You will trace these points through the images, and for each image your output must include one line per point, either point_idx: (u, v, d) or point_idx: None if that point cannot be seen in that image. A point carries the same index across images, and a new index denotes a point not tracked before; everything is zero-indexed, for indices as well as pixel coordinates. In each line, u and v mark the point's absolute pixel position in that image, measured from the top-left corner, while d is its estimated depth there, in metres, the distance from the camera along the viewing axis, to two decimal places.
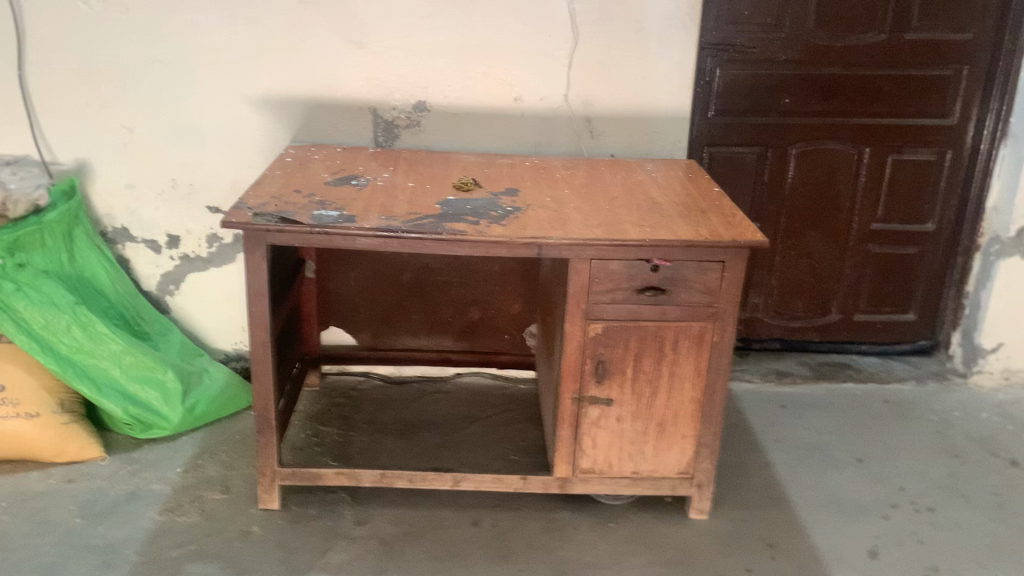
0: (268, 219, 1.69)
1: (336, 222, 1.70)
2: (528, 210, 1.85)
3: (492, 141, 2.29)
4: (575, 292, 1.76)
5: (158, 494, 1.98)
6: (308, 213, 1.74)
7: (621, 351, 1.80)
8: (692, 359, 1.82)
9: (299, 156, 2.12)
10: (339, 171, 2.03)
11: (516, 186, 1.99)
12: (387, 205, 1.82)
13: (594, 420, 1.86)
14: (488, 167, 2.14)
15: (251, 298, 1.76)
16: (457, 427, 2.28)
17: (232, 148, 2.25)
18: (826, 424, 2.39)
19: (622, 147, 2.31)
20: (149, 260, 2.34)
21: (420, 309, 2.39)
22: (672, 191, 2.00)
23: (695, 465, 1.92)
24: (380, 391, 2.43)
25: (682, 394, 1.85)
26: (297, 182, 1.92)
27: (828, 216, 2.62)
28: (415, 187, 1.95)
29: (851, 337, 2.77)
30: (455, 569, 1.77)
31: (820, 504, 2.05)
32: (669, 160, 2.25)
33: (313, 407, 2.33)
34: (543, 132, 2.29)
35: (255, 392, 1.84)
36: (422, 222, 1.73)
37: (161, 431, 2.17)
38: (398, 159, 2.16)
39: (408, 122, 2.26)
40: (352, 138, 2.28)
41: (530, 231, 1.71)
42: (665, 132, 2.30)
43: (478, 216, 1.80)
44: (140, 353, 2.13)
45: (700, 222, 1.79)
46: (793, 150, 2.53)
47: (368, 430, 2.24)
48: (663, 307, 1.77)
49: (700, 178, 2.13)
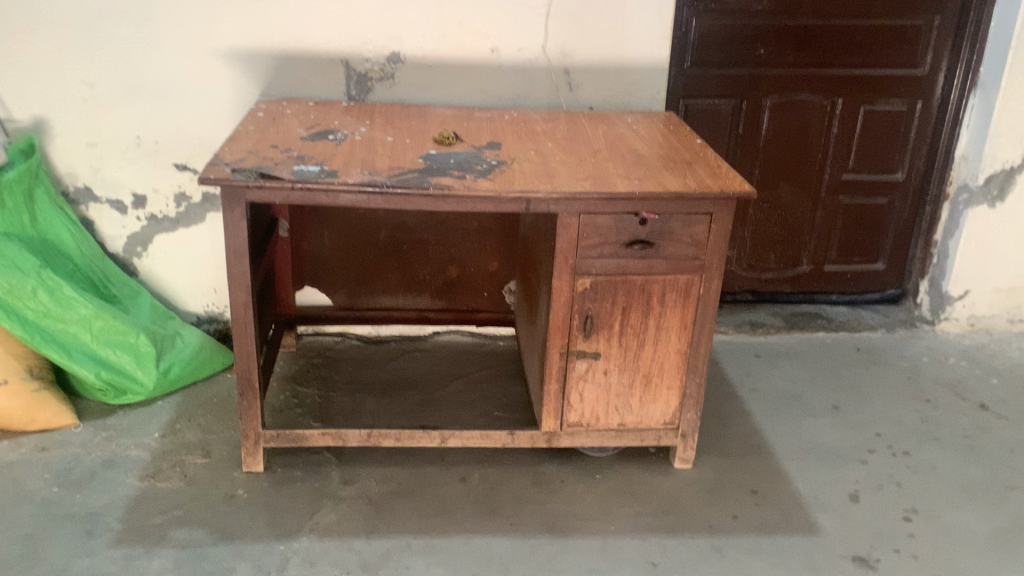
0: (247, 175, 1.64)
1: (319, 178, 1.65)
2: (513, 164, 1.82)
3: (468, 94, 2.24)
4: (562, 248, 1.75)
5: (136, 460, 1.94)
6: (288, 168, 1.69)
7: (609, 305, 1.80)
8: (678, 312, 1.83)
9: (270, 111, 2.05)
10: (314, 125, 1.97)
11: (497, 139, 1.96)
12: (369, 159, 1.78)
13: (581, 373, 1.86)
14: (466, 120, 2.10)
15: (232, 259, 1.71)
16: (438, 385, 2.27)
17: (198, 103, 2.17)
18: (802, 373, 2.42)
19: (600, 99, 2.28)
20: (115, 222, 2.27)
21: (396, 267, 2.36)
22: (655, 143, 1.99)
23: (680, 416, 1.93)
24: (357, 351, 2.40)
25: (668, 346, 1.85)
26: (272, 137, 1.86)
27: (800, 168, 2.63)
28: (395, 141, 1.91)
29: (821, 287, 2.81)
30: (446, 526, 1.77)
31: (799, 451, 2.08)
32: (648, 112, 2.23)
33: (290, 369, 2.30)
34: (519, 85, 2.25)
35: (237, 354, 1.80)
36: (407, 176, 1.69)
37: (135, 396, 2.11)
38: (373, 113, 2.10)
39: (381, 74, 2.20)
40: (323, 92, 2.21)
41: (517, 185, 1.69)
42: (643, 83, 2.28)
43: (463, 170, 1.76)
44: (112, 317, 2.06)
45: (687, 174, 1.79)
46: (767, 102, 2.54)
47: (349, 390, 2.22)
48: (650, 260, 1.78)
49: (681, 129, 2.12)
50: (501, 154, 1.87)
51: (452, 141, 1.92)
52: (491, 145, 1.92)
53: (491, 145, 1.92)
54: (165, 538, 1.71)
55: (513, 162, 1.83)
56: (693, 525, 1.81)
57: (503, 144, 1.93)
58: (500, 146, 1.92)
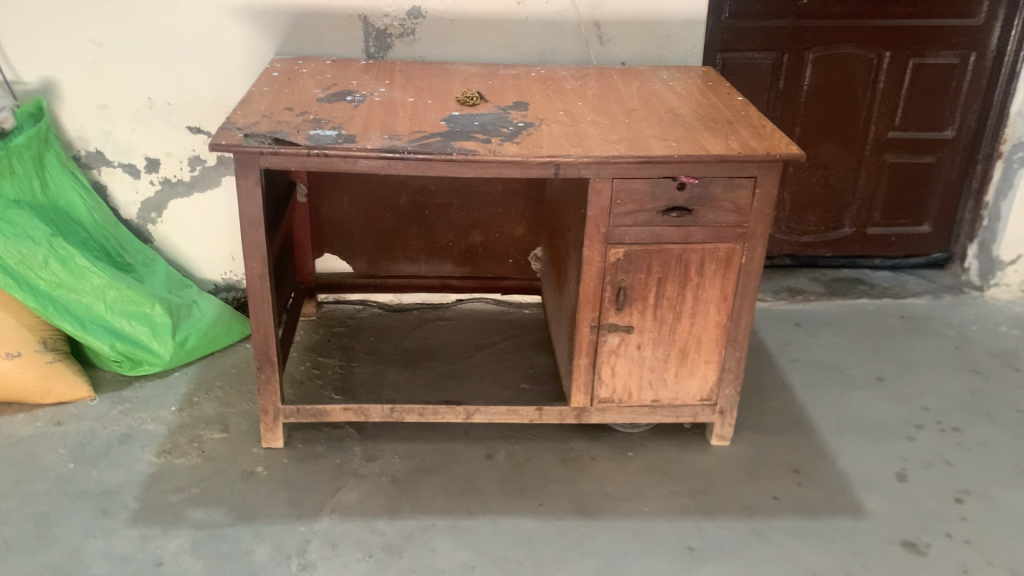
0: (261, 140, 1.55)
1: (335, 143, 1.56)
2: (541, 126, 1.71)
3: (493, 50, 2.12)
4: (594, 216, 1.65)
5: (153, 435, 1.88)
6: (304, 132, 1.59)
7: (643, 277, 1.71)
8: (718, 282, 1.73)
9: (285, 71, 1.95)
10: (331, 86, 1.87)
11: (524, 99, 1.85)
12: (388, 122, 1.67)
13: (613, 348, 1.77)
14: (491, 78, 1.99)
15: (247, 228, 1.62)
16: (463, 355, 2.19)
17: (211, 62, 2.07)
18: (843, 342, 2.31)
19: (633, 54, 2.16)
20: (128, 187, 2.19)
21: (419, 233, 2.27)
22: (693, 101, 1.87)
23: (718, 392, 1.84)
24: (379, 320, 2.32)
25: (706, 319, 1.76)
26: (286, 98, 1.76)
27: (843, 125, 2.50)
28: (416, 102, 1.80)
29: (863, 251, 2.68)
30: (472, 506, 1.69)
31: (842, 427, 1.98)
32: (684, 68, 2.10)
33: (311, 338, 2.23)
34: (547, 40, 2.12)
35: (254, 326, 1.72)
36: (429, 141, 1.59)
37: (152, 367, 2.05)
38: (393, 72, 1.99)
39: (401, 30, 2.08)
40: (340, 50, 2.10)
41: (546, 149, 1.59)
42: (678, 37, 2.15)
43: (488, 133, 1.66)
44: (125, 287, 2.00)
45: (728, 135, 1.67)
46: (810, 55, 2.39)
47: (371, 360, 2.15)
48: (688, 229, 1.67)
49: (720, 86, 1.99)
50: (529, 115, 1.76)
51: (476, 101, 1.81)
52: (518, 105, 1.81)
53: (519, 105, 1.81)
54: (182, 517, 1.65)
55: (541, 123, 1.72)
56: (731, 506, 1.72)
57: (531, 104, 1.82)
58: (528, 106, 1.81)
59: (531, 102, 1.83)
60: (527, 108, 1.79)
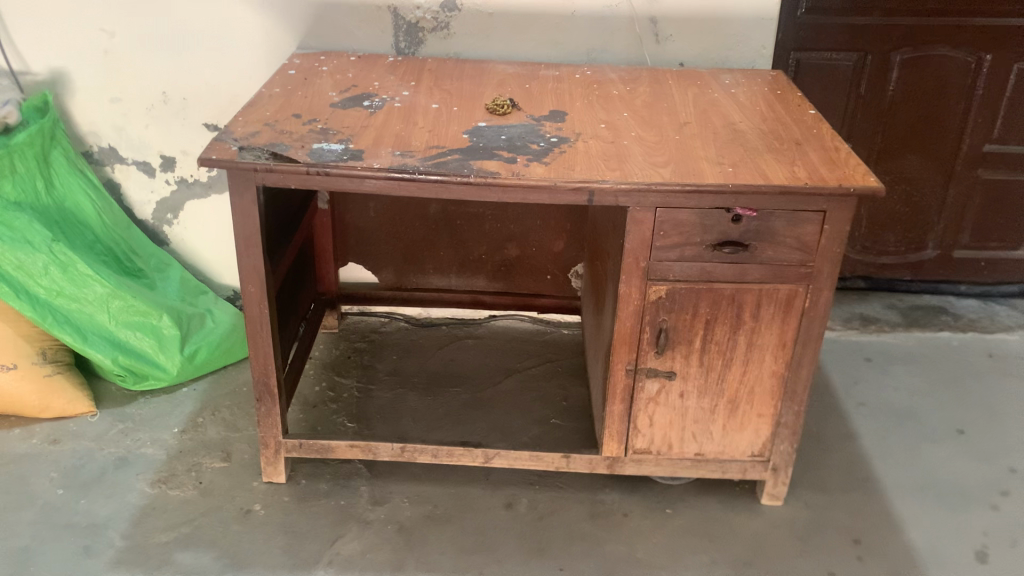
0: (257, 154, 1.38)
1: (339, 161, 1.38)
2: (578, 142, 1.50)
3: (536, 47, 1.92)
4: (633, 248, 1.44)
5: (151, 460, 1.74)
6: (306, 146, 1.43)
7: (689, 318, 1.49)
8: (776, 327, 1.50)
9: (303, 70, 1.78)
10: (351, 88, 1.69)
11: (563, 108, 1.64)
12: (405, 135, 1.49)
13: (652, 394, 1.57)
14: (530, 82, 1.78)
15: (243, 249, 1.45)
16: (492, 381, 2.00)
17: (230, 56, 1.91)
18: (920, 383, 2.06)
19: (692, 54, 1.92)
20: (143, 186, 2.05)
21: (450, 244, 2.09)
22: (757, 115, 1.63)
23: (772, 448, 1.63)
24: (405, 336, 2.15)
25: (761, 367, 1.54)
26: (297, 104, 1.59)
27: (932, 136, 2.22)
28: (441, 111, 1.61)
29: (948, 276, 2.40)
30: (485, 566, 1.51)
31: (914, 488, 1.74)
32: (749, 72, 1.86)
33: (331, 354, 2.07)
34: (596, 38, 1.90)
35: (253, 354, 1.55)
36: (447, 160, 1.40)
37: (158, 382, 1.93)
38: (421, 73, 1.80)
39: (435, 24, 1.89)
40: (368, 46, 1.93)
41: (579, 173, 1.38)
42: (745, 36, 1.90)
43: (515, 151, 1.46)
44: (130, 297, 1.86)
45: (794, 160, 1.44)
46: (898, 56, 2.12)
47: (392, 383, 1.98)
48: (743, 266, 1.45)
49: (790, 94, 1.75)
50: (566, 128, 1.55)
51: (509, 111, 1.61)
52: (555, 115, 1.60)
53: (556, 116, 1.60)
54: (168, 562, 1.51)
55: (579, 139, 1.51)
56: None
57: (570, 115, 1.61)
58: (567, 117, 1.60)
59: (571, 113, 1.62)
60: (565, 119, 1.59)
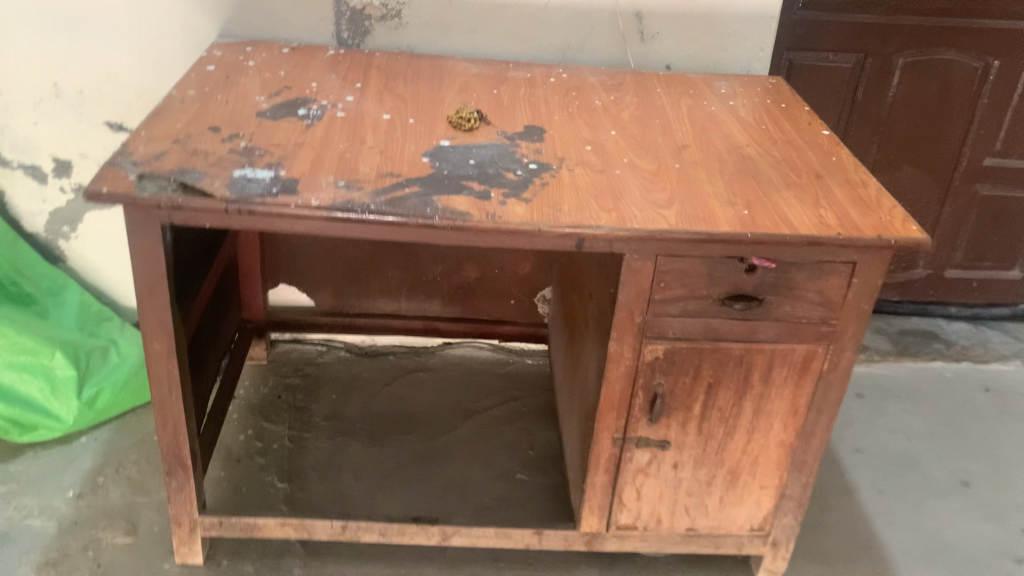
0: (161, 184, 1.09)
1: (267, 195, 1.09)
2: (562, 170, 1.24)
3: (503, 42, 1.64)
4: (628, 302, 1.20)
5: (38, 535, 1.45)
6: (224, 172, 1.13)
7: (688, 381, 1.26)
8: (788, 393, 1.28)
9: (225, 65, 1.48)
10: (283, 91, 1.40)
11: (540, 123, 1.38)
12: (350, 158, 1.21)
13: (641, 466, 1.33)
14: (498, 87, 1.51)
15: (145, 299, 1.16)
16: (446, 425, 1.75)
17: (135, 43, 1.59)
18: (918, 424, 1.87)
19: (681, 56, 1.68)
20: (31, 193, 1.73)
21: (399, 265, 1.82)
22: (765, 135, 1.40)
23: (773, 521, 1.41)
24: (345, 370, 1.88)
25: (767, 436, 1.32)
26: (215, 113, 1.29)
27: (930, 147, 2.02)
28: (394, 124, 1.33)
29: (938, 297, 2.23)
30: None
31: (923, 556, 1.55)
32: (747, 80, 1.63)
33: (258, 394, 1.79)
34: (573, 34, 1.64)
35: (160, 422, 1.27)
36: (402, 195, 1.13)
37: (50, 433, 1.62)
38: (369, 72, 1.52)
39: (384, 12, 1.60)
40: (304, 36, 1.63)
41: (566, 214, 1.13)
42: (742, 36, 1.66)
43: (486, 181, 1.19)
44: (11, 332, 1.58)
45: (818, 199, 1.20)
46: (900, 60, 1.91)
47: (330, 429, 1.71)
48: (754, 324, 1.22)
49: (796, 109, 1.52)
50: (546, 150, 1.29)
51: (476, 125, 1.34)
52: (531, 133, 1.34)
53: (533, 134, 1.34)
54: None
55: (562, 166, 1.25)
56: None
57: (548, 133, 1.35)
58: (545, 135, 1.34)
59: (550, 129, 1.36)
60: (543, 138, 1.33)
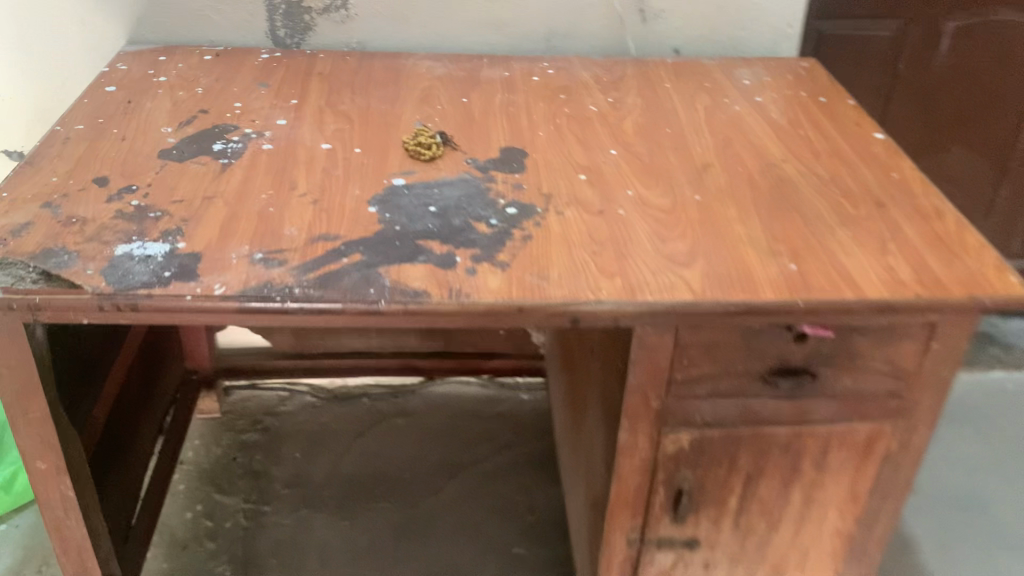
0: (15, 274, 0.81)
1: (157, 283, 0.81)
2: (550, 215, 0.97)
3: (475, 32, 1.35)
4: (642, 385, 0.93)
5: None
6: (104, 248, 0.86)
7: (722, 473, 1.00)
8: (846, 479, 1.02)
9: (130, 82, 1.19)
10: (196, 118, 1.11)
11: (520, 146, 1.10)
12: (274, 214, 0.93)
13: (665, 568, 1.08)
14: (468, 93, 1.22)
15: (16, 411, 0.89)
16: (428, 486, 1.50)
17: (23, 57, 1.31)
18: (977, 453, 1.62)
19: (693, 37, 1.39)
20: None
21: None
22: (803, 147, 1.11)
23: None
24: (311, 420, 1.64)
25: (820, 527, 1.06)
26: (104, 155, 1.01)
27: (987, 123, 1.72)
28: (334, 156, 1.05)
29: None
30: None
31: None
32: (773, 66, 1.34)
33: (209, 457, 1.55)
34: (559, 18, 1.35)
35: (61, 548, 1.01)
36: (339, 268, 0.85)
37: None
38: (308, 81, 1.23)
39: (327, 3, 1.31)
40: (233, 37, 1.33)
41: (558, 285, 0.85)
42: (766, 10, 1.37)
43: (451, 239, 0.92)
44: None
45: (884, 242, 0.93)
46: (950, 23, 1.62)
47: (292, 499, 1.47)
48: (804, 403, 0.96)
49: (839, 103, 1.23)
50: (528, 186, 1.01)
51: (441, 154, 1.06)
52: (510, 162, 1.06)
53: (511, 163, 1.06)
54: None
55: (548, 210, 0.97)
56: None
57: (531, 160, 1.06)
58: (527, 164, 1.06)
59: (533, 154, 1.08)
60: (525, 169, 1.05)
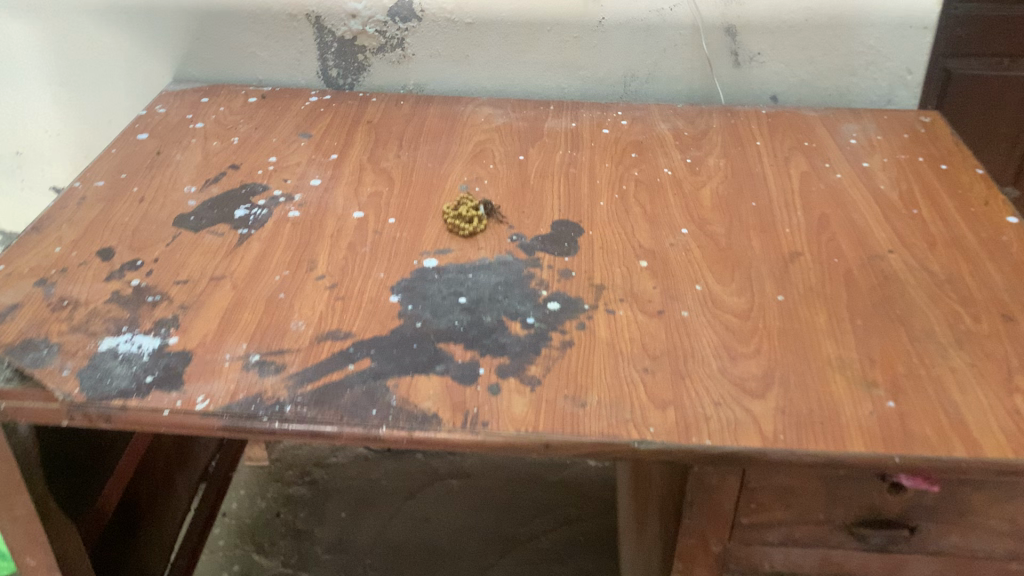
0: None
1: (134, 390, 0.72)
2: (597, 313, 0.82)
3: (543, 75, 1.22)
4: (699, 527, 0.78)
5: None
6: (89, 340, 0.77)
7: None
8: None
9: (165, 131, 1.11)
10: (224, 176, 1.02)
11: (575, 220, 0.96)
12: (283, 302, 0.82)
13: None
14: (527, 151, 1.10)
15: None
16: (478, 561, 1.37)
17: (72, 96, 1.28)
18: None
19: (793, 84, 1.21)
20: None
21: None
22: (916, 232, 0.93)
23: None
24: (363, 475, 1.54)
25: None
26: (117, 220, 0.93)
27: None
28: (365, 227, 0.94)
29: None
30: None
31: None
32: (886, 121, 1.15)
33: (251, 511, 1.46)
34: (639, 60, 1.20)
35: None
36: (343, 378, 0.74)
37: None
38: (354, 131, 1.13)
39: (382, 42, 1.20)
40: (282, 76, 1.24)
41: (595, 413, 0.71)
42: (880, 53, 1.18)
43: (477, 342, 0.79)
44: None
45: (1011, 373, 0.75)
46: None
47: (332, 566, 1.36)
48: (902, 558, 0.79)
49: (963, 172, 1.04)
50: (578, 272, 0.87)
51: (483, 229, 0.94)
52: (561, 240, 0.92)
53: (562, 242, 0.92)
54: None
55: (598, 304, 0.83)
56: None
57: (585, 238, 0.93)
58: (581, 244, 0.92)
59: (589, 231, 0.94)
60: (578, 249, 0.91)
